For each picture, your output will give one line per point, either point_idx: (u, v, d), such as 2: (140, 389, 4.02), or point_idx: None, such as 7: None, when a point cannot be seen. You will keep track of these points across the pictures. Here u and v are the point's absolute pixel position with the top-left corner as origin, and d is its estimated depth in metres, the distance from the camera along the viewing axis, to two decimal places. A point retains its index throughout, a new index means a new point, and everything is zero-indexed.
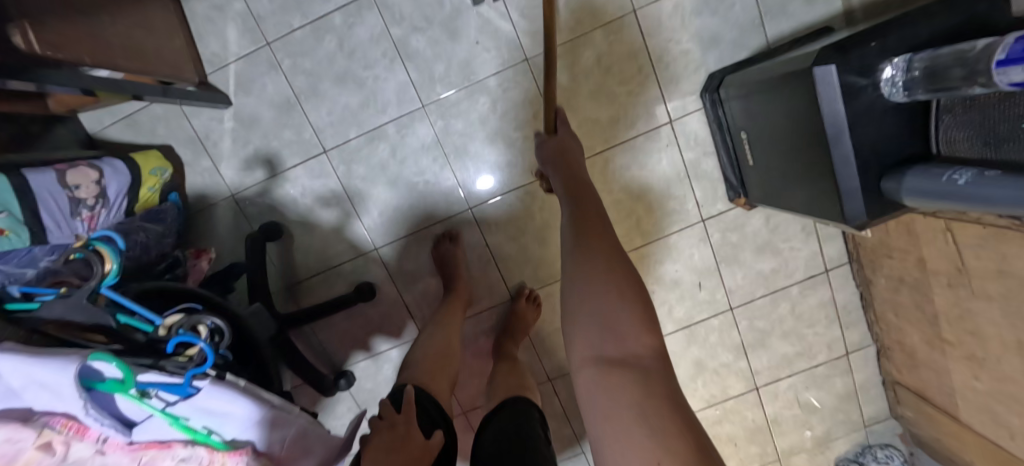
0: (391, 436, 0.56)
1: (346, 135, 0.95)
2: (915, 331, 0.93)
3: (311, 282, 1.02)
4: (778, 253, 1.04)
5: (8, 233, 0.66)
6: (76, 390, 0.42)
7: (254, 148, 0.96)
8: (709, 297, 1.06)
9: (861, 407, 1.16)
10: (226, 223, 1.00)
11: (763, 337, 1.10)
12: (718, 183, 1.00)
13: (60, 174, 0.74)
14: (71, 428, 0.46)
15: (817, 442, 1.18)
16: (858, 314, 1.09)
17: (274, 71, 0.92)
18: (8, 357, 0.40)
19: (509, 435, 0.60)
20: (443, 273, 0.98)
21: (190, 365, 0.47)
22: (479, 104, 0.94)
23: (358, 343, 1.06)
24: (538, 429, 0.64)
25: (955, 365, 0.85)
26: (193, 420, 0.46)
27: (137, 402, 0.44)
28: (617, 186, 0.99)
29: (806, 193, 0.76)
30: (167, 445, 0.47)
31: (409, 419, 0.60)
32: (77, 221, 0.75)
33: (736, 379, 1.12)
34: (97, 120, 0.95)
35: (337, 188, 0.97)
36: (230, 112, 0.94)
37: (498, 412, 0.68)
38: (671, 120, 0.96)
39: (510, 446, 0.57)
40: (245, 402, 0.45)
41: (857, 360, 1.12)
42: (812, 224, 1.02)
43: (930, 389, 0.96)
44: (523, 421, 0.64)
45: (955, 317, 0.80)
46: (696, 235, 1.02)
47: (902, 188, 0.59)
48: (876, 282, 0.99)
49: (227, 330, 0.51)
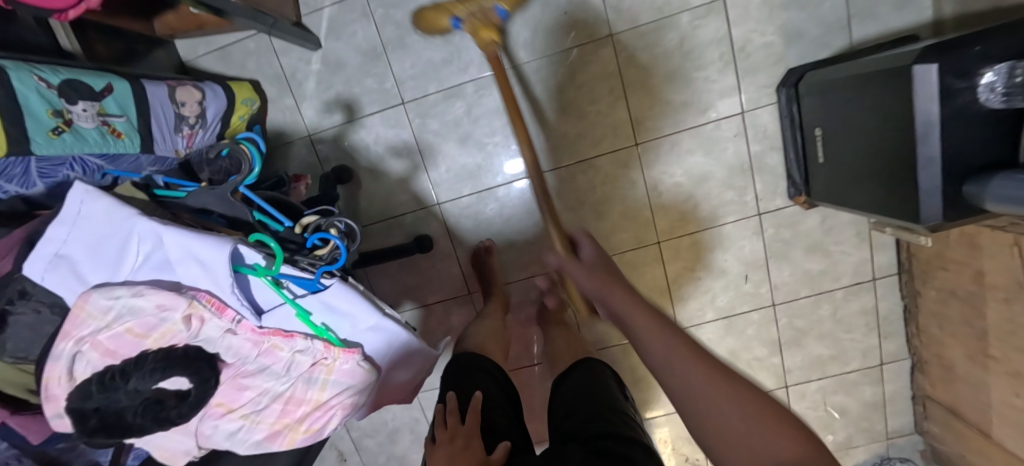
0: (448, 452, 0.49)
1: (424, 90, 0.98)
2: (958, 345, 0.94)
3: (372, 229, 1.07)
4: (828, 255, 1.05)
5: (123, 136, 0.69)
6: (228, 271, 0.48)
7: (336, 93, 0.99)
8: (753, 290, 1.08)
9: (886, 418, 1.17)
10: (300, 162, 1.04)
11: (800, 337, 1.11)
12: (780, 179, 1.01)
13: (171, 90, 0.79)
14: (213, 305, 0.53)
15: (837, 447, 1.20)
16: (898, 325, 1.10)
17: (366, 19, 0.95)
18: (170, 230, 0.45)
19: (582, 389, 0.64)
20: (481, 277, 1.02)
21: (319, 263, 0.53)
22: (558, 74, 0.96)
23: (407, 293, 1.10)
24: (609, 381, 0.66)
25: (996, 382, 0.85)
26: (315, 315, 0.57)
27: (274, 288, 0.53)
28: (680, 171, 1.00)
29: (881, 192, 0.75)
30: (291, 336, 0.58)
31: (470, 433, 0.52)
32: (178, 137, 0.78)
33: (767, 374, 1.14)
34: (191, 49, 0.99)
35: (410, 139, 1.01)
36: (317, 54, 0.98)
37: (563, 382, 0.70)
38: (743, 111, 0.97)
39: (583, 397, 0.62)
40: (365, 306, 0.55)
41: (890, 371, 1.13)
42: (867, 230, 1.03)
43: (964, 404, 0.97)
44: (590, 379, 0.67)
45: (1005, 332, 0.80)
46: (750, 228, 1.04)
47: (983, 193, 0.59)
48: (924, 294, 1.00)
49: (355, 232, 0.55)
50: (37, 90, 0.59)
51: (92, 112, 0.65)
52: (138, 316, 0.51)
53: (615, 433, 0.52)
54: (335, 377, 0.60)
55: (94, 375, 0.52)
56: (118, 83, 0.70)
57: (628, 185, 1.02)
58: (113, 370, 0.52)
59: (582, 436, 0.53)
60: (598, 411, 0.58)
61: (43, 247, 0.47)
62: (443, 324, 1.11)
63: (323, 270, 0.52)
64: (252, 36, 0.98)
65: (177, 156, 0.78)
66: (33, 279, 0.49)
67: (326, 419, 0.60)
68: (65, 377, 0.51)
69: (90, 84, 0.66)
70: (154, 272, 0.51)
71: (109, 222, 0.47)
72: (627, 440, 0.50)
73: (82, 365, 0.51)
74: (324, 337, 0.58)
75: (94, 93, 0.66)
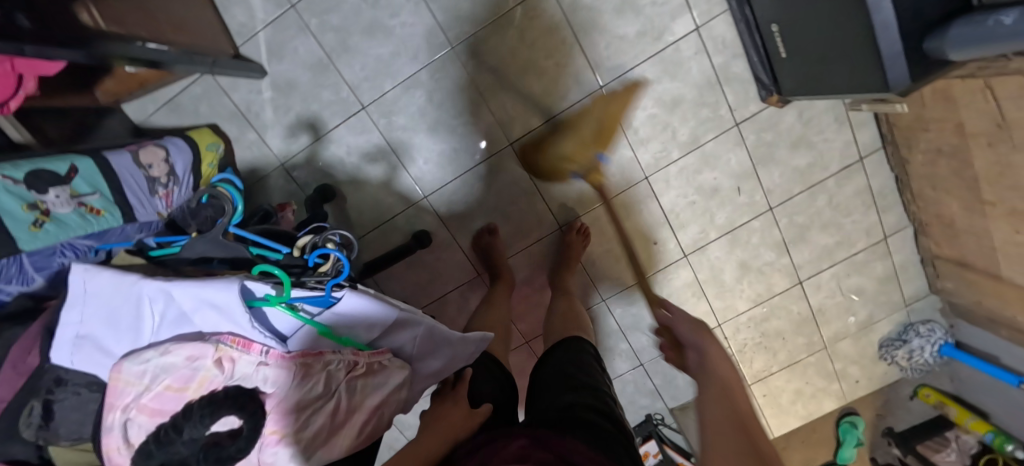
0: None
1: (381, 88, 0.98)
2: (954, 199, 0.95)
3: (368, 238, 1.08)
4: (813, 148, 1.07)
5: (103, 212, 0.71)
6: (243, 308, 0.46)
7: (296, 114, 0.99)
8: (749, 200, 1.10)
9: (901, 287, 1.21)
10: (281, 193, 1.04)
11: (804, 232, 1.14)
12: (749, 84, 1.01)
13: (134, 154, 0.78)
14: (239, 344, 0.48)
15: (861, 326, 1.24)
16: (893, 197, 1.12)
17: (305, 33, 0.94)
18: (177, 284, 0.45)
19: (573, 362, 0.74)
20: (484, 262, 1.07)
21: (327, 277, 0.52)
22: (508, 37, 0.95)
23: (423, 289, 1.12)
24: (590, 352, 0.79)
25: (995, 224, 0.87)
26: (335, 326, 0.51)
27: (290, 314, 0.49)
28: (651, 102, 1.01)
29: (848, 71, 0.74)
30: (320, 354, 0.50)
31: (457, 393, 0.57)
32: (156, 199, 0.79)
33: (781, 276, 1.17)
34: (141, 109, 0.98)
35: (381, 142, 1.01)
36: (266, 81, 0.97)
37: (557, 347, 0.80)
38: (698, 26, 0.96)
39: (570, 368, 0.72)
40: (380, 308, 0.51)
41: (895, 243, 1.16)
42: (845, 113, 1.04)
43: (971, 254, 1.00)
44: (571, 355, 0.76)
45: (995, 175, 0.81)
46: (731, 140, 1.05)
47: (945, 45, 0.57)
48: (912, 160, 1.01)
49: (352, 240, 0.55)
50: (6, 189, 0.59)
51: (66, 196, 0.66)
52: (171, 372, 0.47)
53: (592, 384, 0.68)
54: (373, 379, 0.51)
55: (149, 436, 0.47)
56: (81, 161, 0.69)
57: None
58: (164, 427, 0.47)
59: (574, 374, 0.70)
60: (589, 373, 0.71)
61: (63, 334, 0.48)
62: (462, 309, 1.14)
63: (331, 283, 0.49)
64: (196, 80, 0.96)
65: (160, 217, 0.81)
66: (66, 366, 0.49)
67: (377, 425, 0.52)
68: (123, 446, 0.48)
69: (54, 169, 0.65)
70: (174, 329, 0.49)
71: (116, 293, 0.47)
72: (602, 393, 0.66)
73: (135, 431, 0.48)
74: (351, 345, 0.52)
75: (62, 176, 0.66)
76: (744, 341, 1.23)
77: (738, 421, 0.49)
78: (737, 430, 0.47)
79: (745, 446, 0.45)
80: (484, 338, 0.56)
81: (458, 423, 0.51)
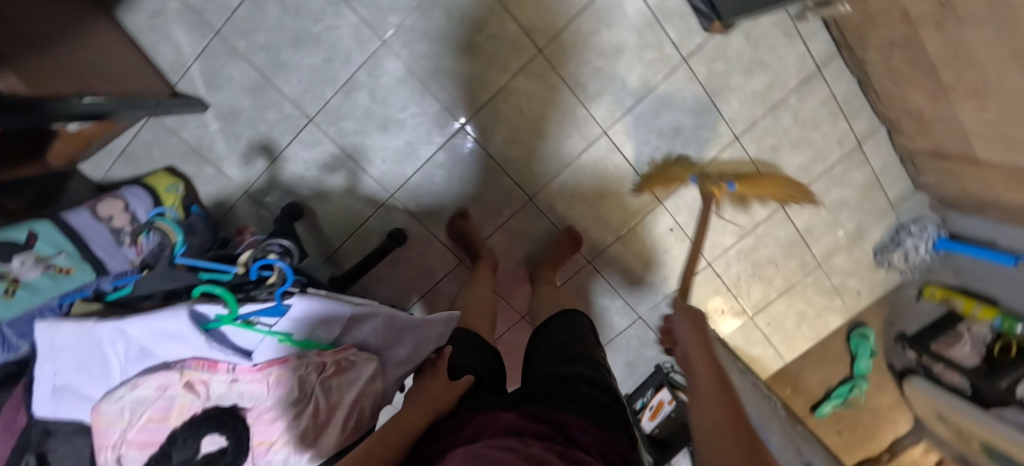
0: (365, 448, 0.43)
1: (323, 97, 0.97)
2: (916, 90, 0.93)
3: (346, 247, 1.09)
4: (766, 68, 1.05)
5: (73, 270, 0.74)
6: (197, 331, 0.49)
7: (247, 140, 1.00)
8: (713, 134, 1.08)
9: (885, 191, 1.19)
10: (252, 219, 1.06)
11: (775, 155, 1.12)
12: (688, 16, 0.99)
13: (93, 209, 0.80)
14: (203, 365, 0.50)
15: (852, 238, 1.23)
16: (859, 102, 1.10)
17: (236, 58, 0.94)
18: (132, 320, 0.48)
19: (571, 333, 0.75)
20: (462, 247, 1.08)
21: (275, 284, 0.54)
22: (435, 18, 0.94)
23: (410, 285, 1.14)
24: (585, 325, 0.80)
25: (961, 106, 0.85)
26: (296, 333, 0.52)
27: (248, 329, 0.51)
28: (593, 55, 0.99)
29: None
30: (285, 360, 0.51)
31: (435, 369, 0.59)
32: (126, 248, 0.81)
33: (760, 203, 1.16)
34: (98, 165, 0.99)
35: (336, 150, 1.01)
36: (210, 113, 0.97)
37: (551, 321, 0.81)
38: None
39: (568, 338, 0.73)
40: (334, 306, 0.52)
41: (871, 147, 1.14)
42: (792, 26, 1.02)
43: (945, 143, 0.98)
44: (569, 328, 0.77)
45: (949, 56, 0.79)
46: (683, 77, 1.03)
47: None
48: (869, 59, 0.99)
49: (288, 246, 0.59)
50: None
51: (32, 261, 0.71)
52: (148, 405, 0.49)
53: (588, 355, 0.69)
54: (346, 376, 0.52)
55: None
56: (40, 226, 0.74)
57: (553, 93, 1.01)
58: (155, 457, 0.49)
59: (575, 345, 0.71)
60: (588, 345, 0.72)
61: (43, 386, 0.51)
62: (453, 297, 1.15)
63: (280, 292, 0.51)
64: (144, 126, 0.97)
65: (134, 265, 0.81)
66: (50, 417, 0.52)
67: (361, 417, 0.52)
68: None
69: (12, 238, 0.70)
70: (140, 365, 0.50)
71: (79, 340, 0.50)
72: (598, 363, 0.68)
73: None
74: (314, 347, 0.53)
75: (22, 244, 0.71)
76: (737, 275, 1.23)
77: (725, 405, 0.53)
78: (724, 413, 0.51)
79: (732, 425, 0.49)
80: (450, 317, 0.58)
81: (440, 395, 0.52)
